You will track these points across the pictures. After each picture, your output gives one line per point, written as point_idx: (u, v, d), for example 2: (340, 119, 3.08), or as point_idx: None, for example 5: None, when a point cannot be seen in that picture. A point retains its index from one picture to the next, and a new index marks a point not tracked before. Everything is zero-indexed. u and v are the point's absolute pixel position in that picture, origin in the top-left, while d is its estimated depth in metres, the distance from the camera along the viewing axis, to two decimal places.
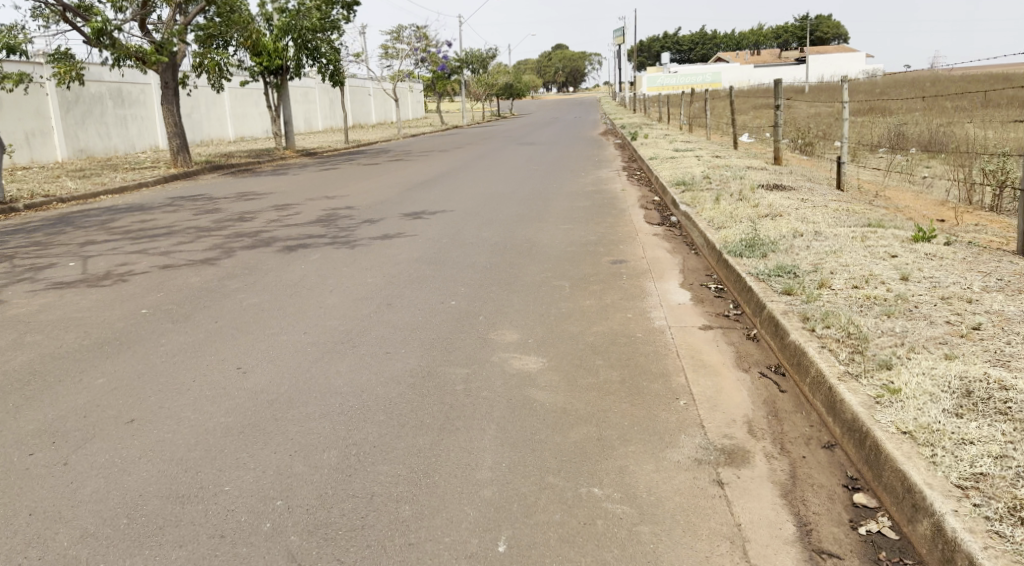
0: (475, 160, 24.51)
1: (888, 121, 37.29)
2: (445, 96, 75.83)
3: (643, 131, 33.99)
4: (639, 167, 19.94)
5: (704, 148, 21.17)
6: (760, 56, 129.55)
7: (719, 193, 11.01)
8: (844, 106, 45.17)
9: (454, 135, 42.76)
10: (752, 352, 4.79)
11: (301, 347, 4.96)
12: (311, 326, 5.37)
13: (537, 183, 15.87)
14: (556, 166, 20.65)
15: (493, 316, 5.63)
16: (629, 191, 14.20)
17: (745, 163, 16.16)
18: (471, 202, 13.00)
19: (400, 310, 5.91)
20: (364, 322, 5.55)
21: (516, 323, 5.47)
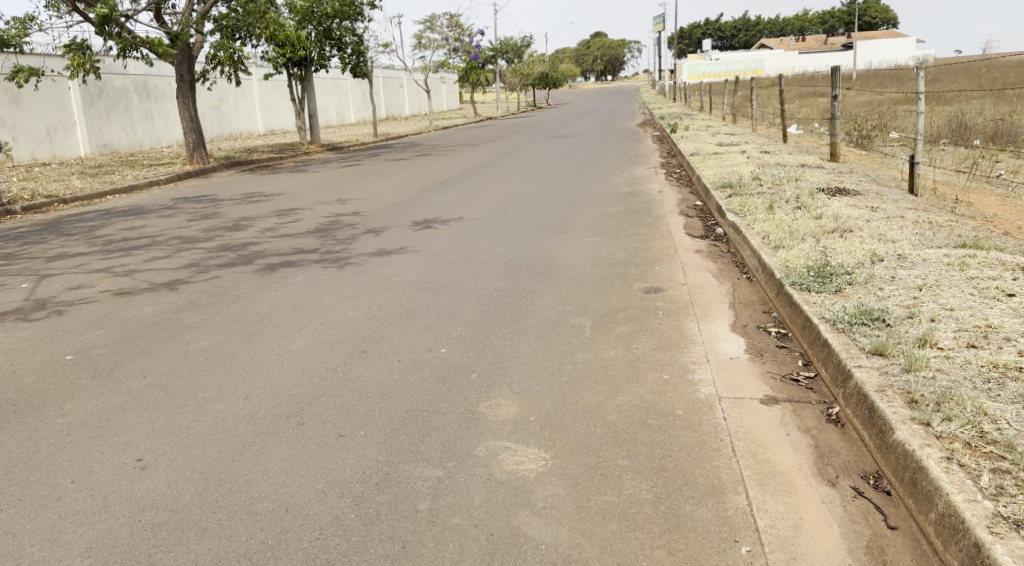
0: (506, 155, 23.30)
1: (942, 111, 35.31)
2: (479, 86, 74.42)
3: (682, 123, 32.47)
4: (678, 163, 18.55)
5: (748, 142, 19.76)
6: (803, 43, 126.31)
7: (774, 200, 9.73)
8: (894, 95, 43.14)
9: (486, 128, 41.53)
10: (836, 454, 3.58)
11: (226, 438, 3.74)
12: (248, 403, 4.10)
13: (569, 183, 14.61)
14: (590, 162, 19.36)
15: (494, 380, 4.40)
16: (671, 193, 12.92)
17: (797, 160, 14.79)
18: (494, 207, 11.79)
19: (370, 370, 4.63)
20: (315, 393, 4.28)
21: (521, 387, 4.28)
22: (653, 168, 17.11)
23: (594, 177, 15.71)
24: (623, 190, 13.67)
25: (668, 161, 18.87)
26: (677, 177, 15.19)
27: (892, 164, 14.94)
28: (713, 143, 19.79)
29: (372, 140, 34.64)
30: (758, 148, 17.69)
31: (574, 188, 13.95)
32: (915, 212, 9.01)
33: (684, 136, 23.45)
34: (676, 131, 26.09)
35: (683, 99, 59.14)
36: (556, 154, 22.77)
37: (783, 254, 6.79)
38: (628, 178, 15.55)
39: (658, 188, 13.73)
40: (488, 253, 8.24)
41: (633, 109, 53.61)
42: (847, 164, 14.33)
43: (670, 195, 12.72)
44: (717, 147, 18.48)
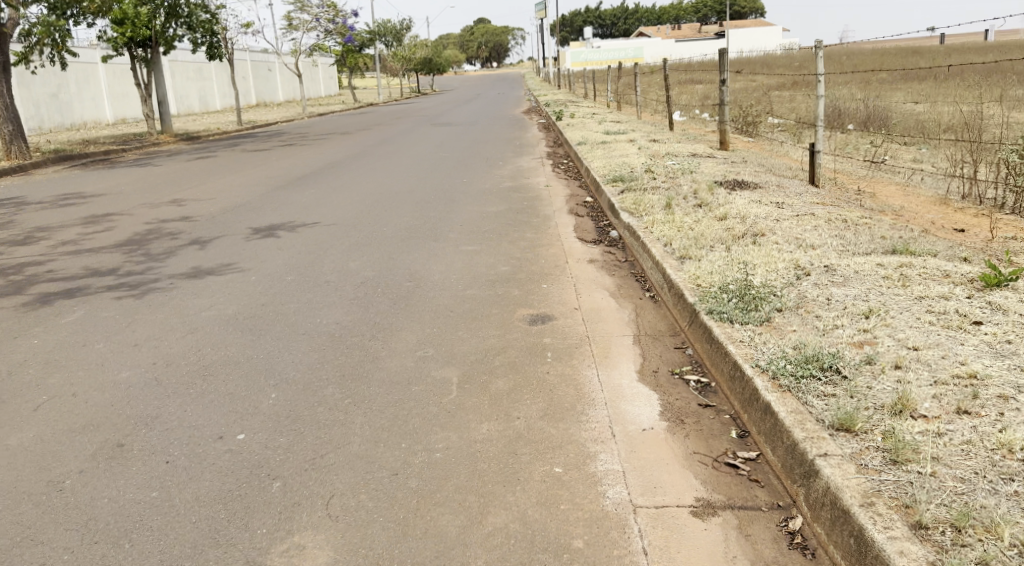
0: (380, 144, 21.65)
1: (819, 97, 35.80)
2: (357, 72, 71.88)
3: (565, 109, 31.58)
4: (562, 152, 17.50)
5: (636, 131, 18.80)
6: (680, 31, 128.41)
7: (671, 198, 8.66)
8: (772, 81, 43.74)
9: (362, 115, 39.61)
10: None
11: None
12: None
13: (444, 178, 13.21)
14: (469, 153, 18.00)
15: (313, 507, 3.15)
16: (556, 188, 11.72)
17: (688, 150, 13.84)
18: (355, 207, 10.30)
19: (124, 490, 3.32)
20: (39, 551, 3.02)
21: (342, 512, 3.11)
22: (538, 159, 15.92)
23: (472, 170, 14.36)
24: (503, 185, 12.38)
25: (553, 151, 17.72)
26: (563, 169, 14.02)
27: (786, 153, 14.19)
28: (598, 131, 18.74)
29: (237, 130, 32.22)
30: (646, 137, 16.74)
31: (449, 183, 12.56)
32: (826, 207, 8.12)
33: (568, 124, 22.37)
34: (560, 118, 25.08)
35: (565, 86, 58.38)
36: (433, 143, 21.28)
37: (692, 269, 5.62)
38: (509, 171, 14.28)
39: (542, 181, 12.52)
40: (339, 270, 6.80)
41: (515, 96, 52.46)
42: (741, 154, 13.47)
43: (556, 190, 11.54)
44: (603, 136, 17.43)
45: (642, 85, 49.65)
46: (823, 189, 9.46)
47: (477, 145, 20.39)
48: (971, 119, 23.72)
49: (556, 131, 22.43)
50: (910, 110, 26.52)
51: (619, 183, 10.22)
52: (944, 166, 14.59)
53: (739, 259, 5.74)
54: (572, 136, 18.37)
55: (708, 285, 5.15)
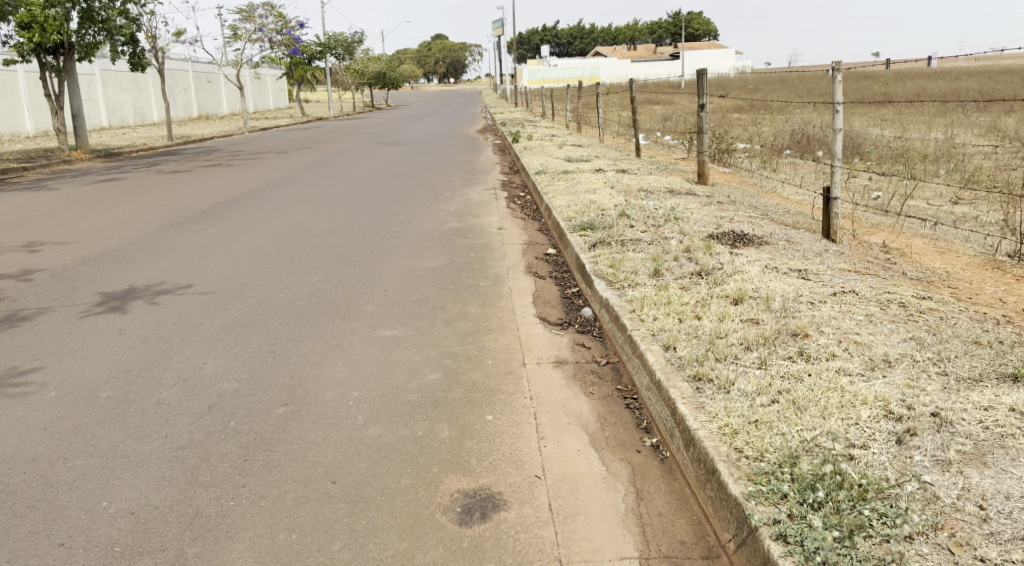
0: (317, 167, 19.48)
1: (784, 121, 34.52)
2: (308, 84, 69.40)
3: (522, 129, 29.72)
4: (519, 181, 15.54)
5: (601, 158, 16.86)
6: (637, 52, 127.98)
7: (660, 259, 6.63)
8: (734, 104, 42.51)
9: (307, 131, 37.37)
10: None
11: None
12: None
13: (378, 214, 11.11)
14: (414, 179, 15.98)
15: None
16: (512, 232, 9.64)
17: (666, 185, 11.90)
18: (253, 261, 8.13)
19: None
20: None
21: None
22: (491, 190, 13.85)
23: (413, 204, 12.26)
24: (448, 225, 10.29)
25: (508, 180, 15.69)
26: (519, 206, 11.92)
27: (775, 191, 12.32)
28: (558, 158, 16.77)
29: (167, 147, 29.76)
30: (614, 167, 14.82)
31: (381, 222, 10.43)
32: (863, 276, 6.21)
33: (524, 148, 20.40)
34: (516, 139, 23.19)
35: (522, 104, 56.55)
36: (376, 166, 19.17)
37: (720, 409, 3.53)
38: (457, 204, 12.21)
39: (494, 222, 10.43)
40: (190, 384, 4.66)
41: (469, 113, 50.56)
42: (726, 192, 11.54)
43: (510, 236, 9.46)
44: (563, 164, 15.43)
45: (601, 106, 48.07)
46: (844, 244, 7.55)
47: (425, 169, 18.33)
48: (954, 149, 22.24)
49: (513, 155, 20.47)
50: (885, 138, 25.15)
51: (591, 233, 8.18)
52: (951, 209, 12.85)
53: (791, 394, 3.63)
54: (529, 164, 16.36)
55: (767, 484, 3.05)
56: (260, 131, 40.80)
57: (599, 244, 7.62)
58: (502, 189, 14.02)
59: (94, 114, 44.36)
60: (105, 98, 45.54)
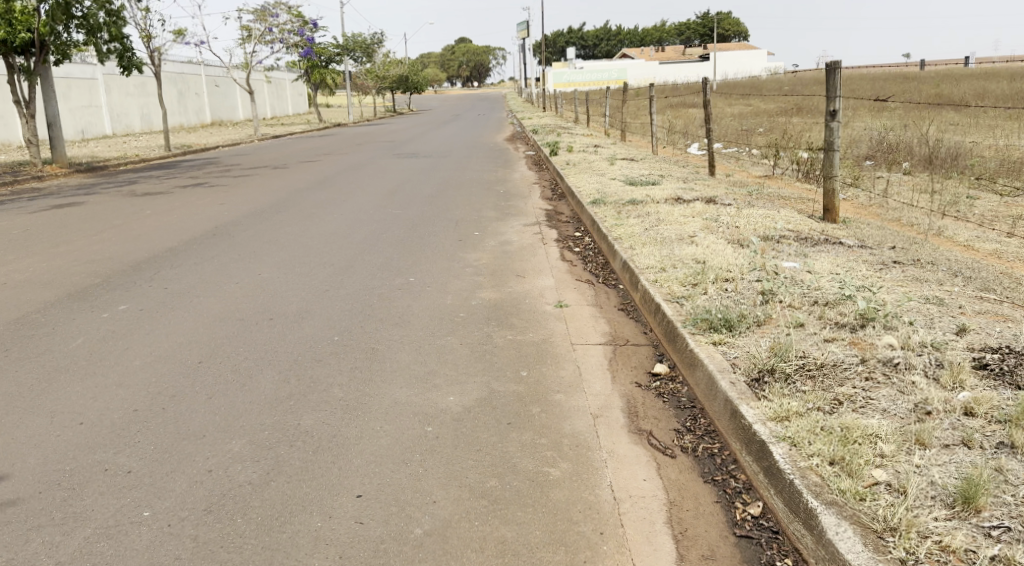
0: (320, 185, 16.13)
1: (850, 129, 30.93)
2: (329, 88, 66.47)
3: (559, 138, 26.26)
4: (568, 209, 12.11)
5: (670, 179, 13.36)
6: (665, 54, 123.97)
7: (959, 463, 3.16)
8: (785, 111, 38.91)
9: (323, 140, 34.19)
10: None
11: None
12: None
13: (378, 273, 7.69)
14: (436, 206, 12.59)
15: None
16: (583, 319, 6.08)
17: (791, 228, 8.39)
18: (146, 391, 4.72)
19: None
20: None
21: None
22: (537, 226, 10.38)
23: (429, 250, 8.86)
24: (477, 298, 6.79)
25: (555, 207, 12.17)
26: (580, 258, 8.37)
27: (941, 234, 8.79)
28: (615, 179, 13.30)
29: (161, 158, 26.52)
30: (697, 194, 11.32)
31: (381, 291, 7.01)
32: None
33: (568, 163, 16.92)
34: (557, 151, 19.78)
35: (550, 109, 53.04)
36: (389, 185, 15.80)
37: None
38: (492, 252, 8.76)
39: (549, 295, 6.83)
40: None
41: (495, 119, 47.19)
42: (881, 240, 8.02)
43: (581, 327, 5.88)
44: (627, 189, 11.95)
45: (637, 113, 44.43)
46: None
47: (449, 189, 14.95)
48: None
49: (554, 170, 16.98)
50: (986, 150, 21.52)
51: (743, 347, 4.57)
52: None
53: None
54: (579, 186, 12.88)
55: None
56: (271, 140, 37.62)
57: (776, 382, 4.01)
58: (548, 225, 10.48)
59: (97, 122, 41.43)
60: (109, 104, 42.59)
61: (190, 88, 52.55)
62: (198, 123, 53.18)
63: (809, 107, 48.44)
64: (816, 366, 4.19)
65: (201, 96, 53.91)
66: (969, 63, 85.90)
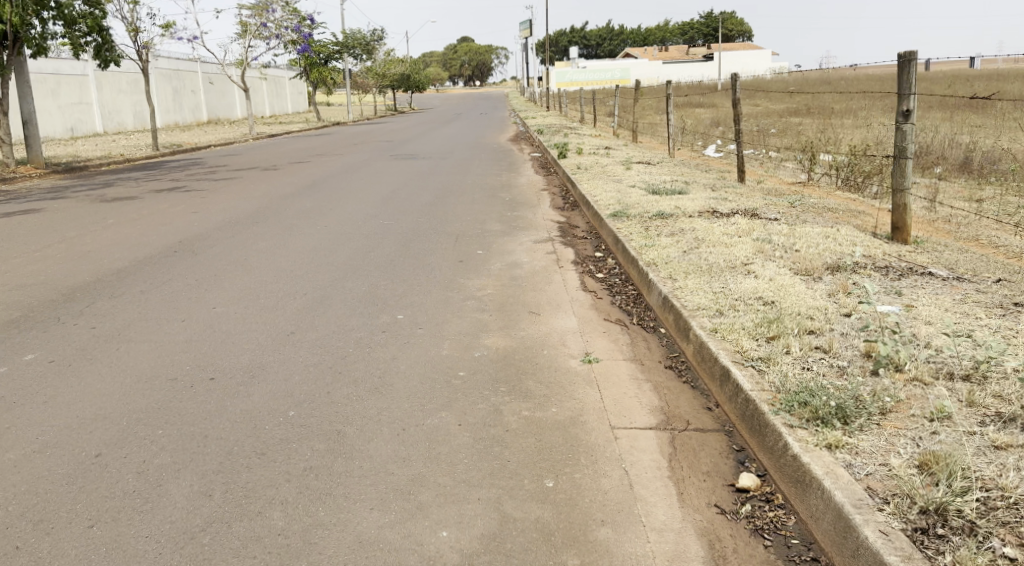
0: (309, 190, 14.74)
1: (870, 131, 29.51)
2: (328, 86, 65.03)
3: (567, 139, 24.84)
4: (584, 220, 10.67)
5: (696, 186, 11.96)
6: (669, 53, 122.40)
7: None
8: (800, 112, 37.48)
9: (320, 140, 32.76)
10: None
11: None
12: None
13: (359, 307, 6.29)
14: (434, 215, 11.19)
15: None
16: (619, 382, 4.63)
17: (860, 252, 6.97)
18: (7, 517, 3.32)
19: None
20: None
21: None
22: (550, 242, 8.97)
23: (422, 274, 7.46)
24: (480, 346, 5.37)
25: (567, 219, 10.74)
26: (604, 287, 6.90)
27: None
28: (635, 186, 11.91)
29: (145, 158, 25.04)
30: (733, 205, 9.90)
31: (361, 334, 5.60)
32: None
33: (579, 167, 15.50)
34: (566, 153, 18.34)
35: (555, 109, 51.65)
36: (385, 190, 14.42)
37: None
38: (498, 277, 7.34)
39: (570, 343, 5.35)
40: None
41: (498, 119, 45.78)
42: (975, 269, 6.61)
43: (619, 396, 4.42)
44: (651, 198, 10.54)
45: (645, 112, 42.98)
46: None
47: (450, 195, 13.55)
48: None
49: (565, 174, 15.57)
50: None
51: (880, 459, 3.27)
52: None
53: None
54: (595, 194, 11.47)
55: None
56: (265, 139, 36.19)
57: (959, 541, 2.87)
58: (562, 242, 9.02)
59: (87, 119, 40.03)
60: (100, 102, 41.22)
61: (185, 85, 51.16)
62: (193, 121, 51.82)
63: (821, 107, 46.99)
64: (1003, 504, 3.02)
65: (196, 93, 52.55)
66: (970, 64, 84.87)
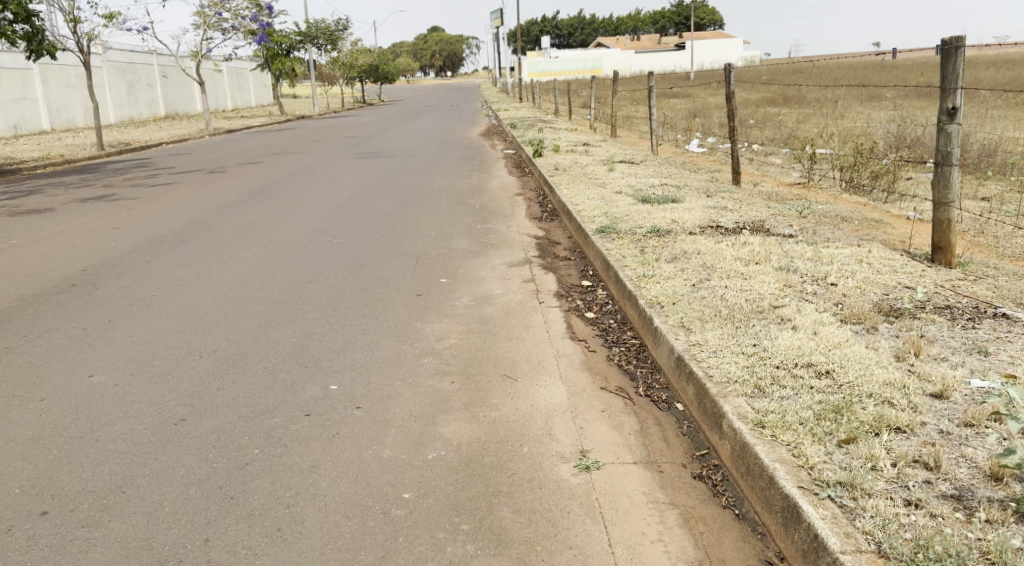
0: (255, 196, 13.30)
1: (854, 122, 28.44)
2: (292, 78, 63.11)
3: (540, 133, 23.46)
4: (564, 234, 9.29)
5: (689, 191, 10.65)
6: (640, 43, 121.25)
7: None
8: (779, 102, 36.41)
9: (279, 137, 31.15)
10: None
11: None
12: None
13: (281, 369, 4.92)
14: (392, 229, 9.81)
15: None
16: (631, 511, 3.41)
17: (911, 284, 5.66)
18: None
19: None
20: None
21: None
22: (527, 266, 7.59)
23: (368, 315, 6.08)
24: (437, 441, 3.94)
25: (546, 233, 9.35)
26: (597, 333, 5.53)
27: None
28: (621, 192, 10.57)
29: (86, 159, 23.32)
30: (738, 216, 8.58)
31: (274, 419, 4.20)
32: None
33: (556, 169, 14.17)
34: (540, 151, 16.96)
35: (526, 100, 50.20)
36: (341, 196, 13.00)
37: None
38: (463, 318, 5.96)
39: (560, 431, 3.99)
40: None
41: (468, 111, 44.32)
42: None
43: (634, 542, 3.28)
44: (642, 208, 9.20)
45: (619, 103, 41.68)
46: None
47: (413, 202, 12.16)
48: None
49: (541, 176, 14.22)
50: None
51: None
52: None
53: None
54: (577, 202, 10.12)
55: None
56: (221, 136, 34.54)
57: None
58: (541, 266, 7.64)
59: (31, 116, 38.06)
60: (47, 98, 39.29)
61: (140, 79, 49.19)
62: (150, 116, 49.89)
63: (798, 96, 46.03)
64: None
65: (152, 87, 50.60)
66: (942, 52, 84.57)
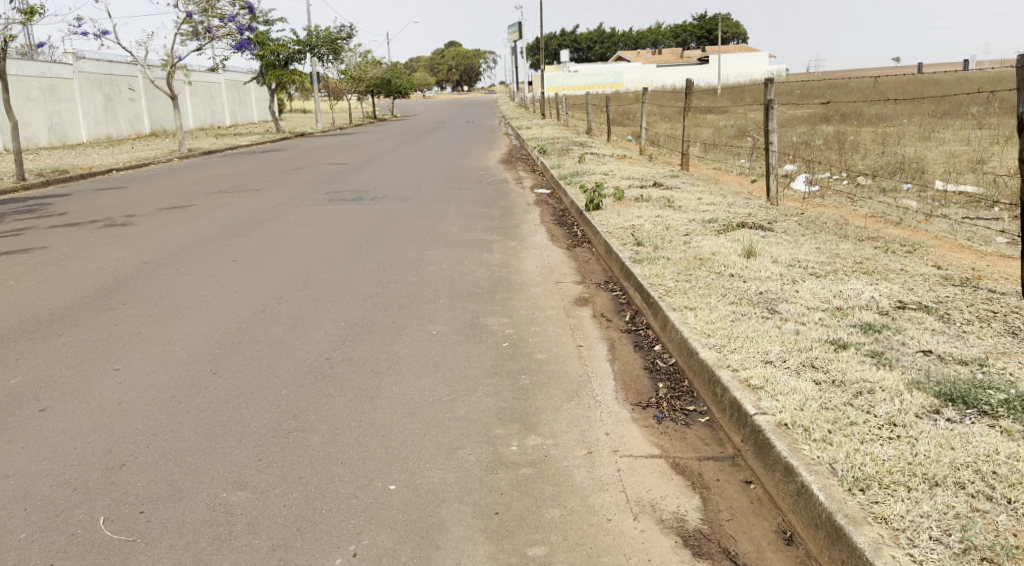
0: (105, 296, 7.41)
1: (980, 159, 22.43)
2: (294, 90, 57.55)
3: (583, 164, 17.54)
4: (762, 509, 3.38)
5: (994, 342, 4.71)
6: (663, 56, 115.29)
7: None
8: (859, 128, 30.42)
9: (255, 163, 25.42)
10: None
11: None
12: None
13: None
14: (286, 463, 3.87)
15: None
16: None
17: None
18: None
19: None
20: None
21: None
22: None
23: None
24: None
25: (710, 512, 3.38)
26: None
27: None
28: (844, 347, 4.59)
29: None
30: None
31: None
32: None
33: (639, 241, 8.25)
34: (601, 199, 11.05)
35: (548, 117, 44.35)
36: (250, 300, 7.08)
37: None
38: None
39: None
40: None
41: (487, 129, 38.55)
42: None
43: None
44: (1006, 459, 3.29)
45: (659, 121, 35.80)
46: None
47: (380, 327, 6.19)
48: None
49: (610, 254, 8.22)
50: None
51: None
52: None
53: None
54: (764, 386, 4.07)
55: None
56: (190, 160, 28.90)
57: None
58: None
59: None
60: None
61: (120, 93, 43.75)
62: (130, 134, 44.35)
63: (868, 113, 39.95)
64: None
65: (134, 101, 45.12)
66: (971, 64, 79.09)
